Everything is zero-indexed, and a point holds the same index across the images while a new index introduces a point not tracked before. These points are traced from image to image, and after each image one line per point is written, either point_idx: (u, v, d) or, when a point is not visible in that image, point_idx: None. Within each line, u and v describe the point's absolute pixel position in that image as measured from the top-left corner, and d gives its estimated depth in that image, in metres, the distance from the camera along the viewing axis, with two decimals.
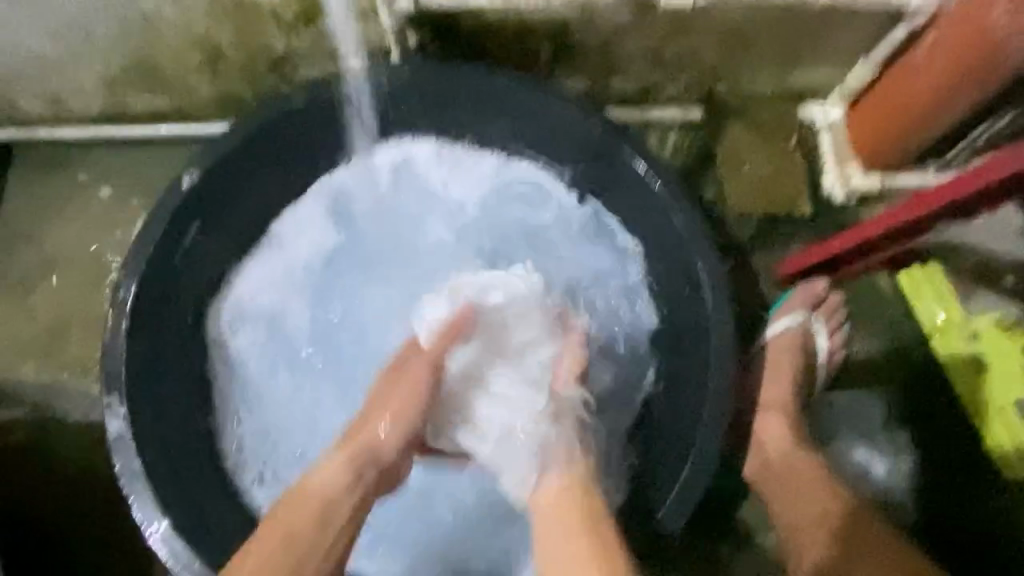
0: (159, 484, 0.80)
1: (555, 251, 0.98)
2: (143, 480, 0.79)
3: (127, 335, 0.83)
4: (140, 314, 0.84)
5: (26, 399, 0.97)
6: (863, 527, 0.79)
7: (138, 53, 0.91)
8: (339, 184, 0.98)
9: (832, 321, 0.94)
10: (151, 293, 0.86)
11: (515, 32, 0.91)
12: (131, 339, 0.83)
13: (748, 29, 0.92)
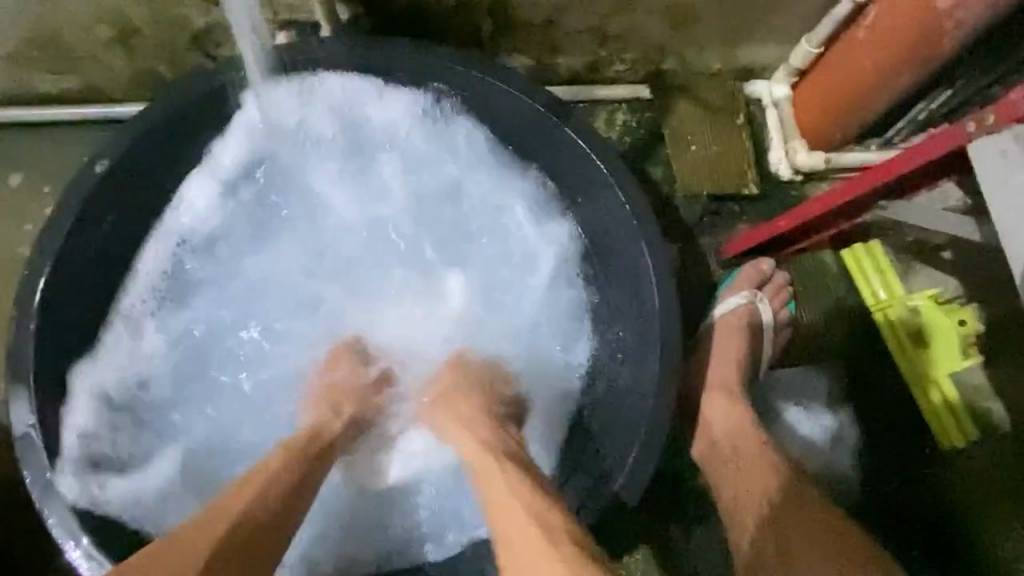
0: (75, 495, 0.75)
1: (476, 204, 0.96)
2: (58, 490, 0.74)
3: (34, 337, 0.76)
4: (51, 308, 0.78)
5: None
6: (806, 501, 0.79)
7: (40, 29, 0.83)
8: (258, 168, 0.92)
9: (777, 298, 0.95)
10: (61, 289, 0.80)
11: (453, 6, 0.87)
12: (39, 341, 0.77)
13: (691, 3, 0.90)
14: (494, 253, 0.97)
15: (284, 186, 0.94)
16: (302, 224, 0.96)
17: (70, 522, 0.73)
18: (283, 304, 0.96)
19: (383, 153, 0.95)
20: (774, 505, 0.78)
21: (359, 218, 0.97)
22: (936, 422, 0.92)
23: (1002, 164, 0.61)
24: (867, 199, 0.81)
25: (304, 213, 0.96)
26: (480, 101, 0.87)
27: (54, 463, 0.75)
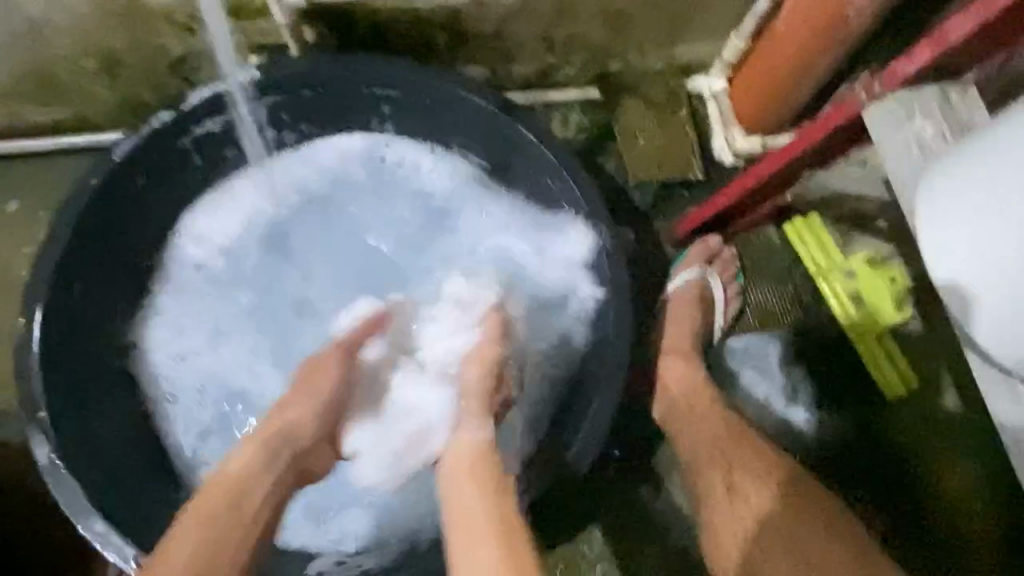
0: (87, 481, 0.82)
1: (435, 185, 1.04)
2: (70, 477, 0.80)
3: (38, 343, 0.83)
4: (52, 318, 0.85)
5: None
6: (749, 446, 0.86)
7: (32, 65, 0.91)
8: (236, 217, 1.01)
9: (727, 272, 1.03)
10: (61, 298, 0.86)
11: (409, 22, 0.95)
12: (43, 346, 0.84)
13: (625, 9, 0.99)
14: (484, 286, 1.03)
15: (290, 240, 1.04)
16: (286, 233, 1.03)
17: (79, 502, 0.79)
18: (295, 337, 1.02)
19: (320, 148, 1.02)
20: (725, 449, 0.86)
21: (359, 257, 1.05)
22: (877, 371, 1.02)
23: (889, 126, 0.69)
24: (794, 170, 0.90)
25: (292, 229, 1.04)
26: (441, 107, 0.94)
27: (64, 456, 0.81)
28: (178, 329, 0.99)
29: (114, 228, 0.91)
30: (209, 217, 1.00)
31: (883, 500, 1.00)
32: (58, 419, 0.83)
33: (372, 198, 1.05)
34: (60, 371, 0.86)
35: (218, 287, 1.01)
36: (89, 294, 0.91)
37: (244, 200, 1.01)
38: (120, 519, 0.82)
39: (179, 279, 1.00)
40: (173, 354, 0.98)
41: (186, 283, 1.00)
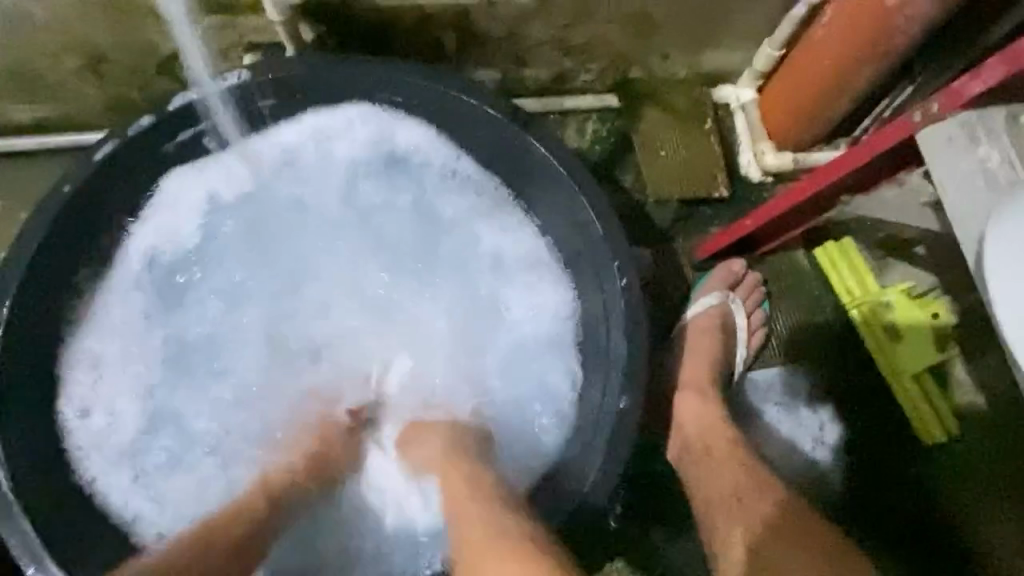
0: (38, 514, 0.76)
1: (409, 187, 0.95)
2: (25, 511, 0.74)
3: None
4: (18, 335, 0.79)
5: None
6: (767, 499, 0.77)
7: (11, 60, 0.85)
8: (186, 221, 0.91)
9: (751, 299, 0.95)
10: (28, 312, 0.80)
11: (414, 22, 0.88)
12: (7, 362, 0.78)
13: (648, 13, 0.92)
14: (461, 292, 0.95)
15: (252, 246, 0.94)
16: (240, 239, 0.94)
17: (29, 538, 0.74)
18: (260, 344, 0.94)
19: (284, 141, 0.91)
20: (744, 497, 0.78)
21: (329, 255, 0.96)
22: (913, 412, 0.93)
23: (944, 153, 0.61)
24: (831, 193, 0.82)
25: (246, 235, 0.94)
26: (445, 114, 0.87)
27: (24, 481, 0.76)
28: (125, 345, 0.89)
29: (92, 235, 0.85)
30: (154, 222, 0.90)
31: (913, 554, 0.92)
32: None
33: (345, 185, 0.95)
34: (26, 389, 0.81)
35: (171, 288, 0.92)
36: (59, 306, 0.85)
37: (193, 202, 0.91)
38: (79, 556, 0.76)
39: (118, 292, 0.89)
40: (108, 375, 0.88)
41: (124, 298, 0.89)
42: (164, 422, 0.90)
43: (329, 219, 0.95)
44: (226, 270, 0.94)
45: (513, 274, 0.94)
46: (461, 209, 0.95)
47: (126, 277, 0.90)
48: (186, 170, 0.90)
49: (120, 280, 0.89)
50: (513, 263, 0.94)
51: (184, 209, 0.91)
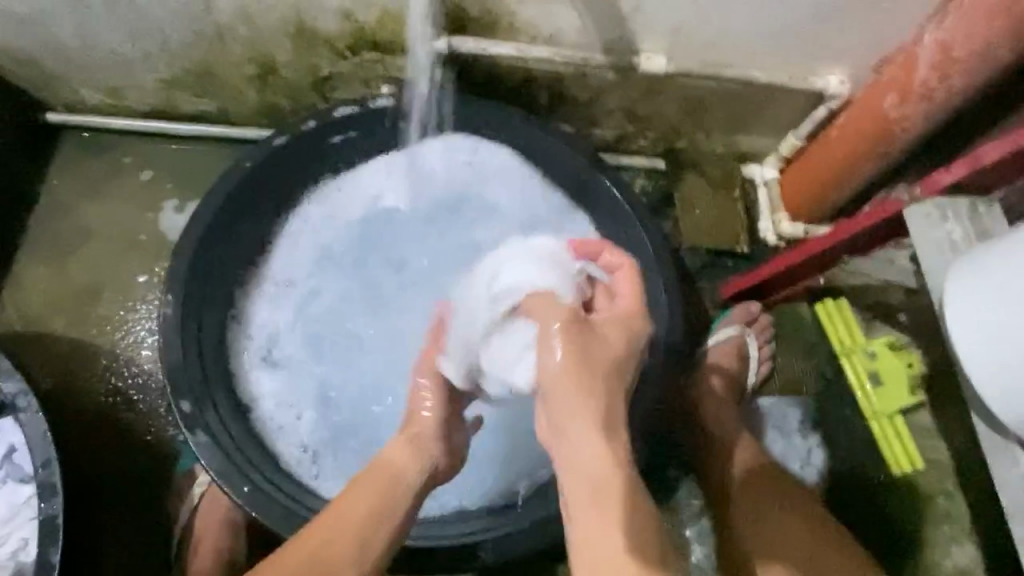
0: (197, 407, 0.89)
1: (510, 201, 1.12)
2: (188, 402, 0.88)
3: (179, 283, 0.93)
4: (193, 280, 0.95)
5: (65, 347, 1.09)
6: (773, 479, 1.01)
7: (201, 63, 1.07)
8: (334, 236, 1.10)
9: (761, 336, 1.15)
10: (204, 247, 0.96)
11: (520, 80, 1.11)
12: (185, 284, 0.94)
13: (704, 97, 1.15)
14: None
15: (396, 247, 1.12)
16: (383, 241, 1.12)
17: (189, 417, 0.88)
18: (398, 323, 1.09)
19: (390, 172, 1.10)
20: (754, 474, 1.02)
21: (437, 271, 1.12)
22: (886, 448, 1.12)
23: (924, 224, 0.83)
24: (837, 253, 1.02)
25: (383, 239, 1.12)
26: (539, 153, 1.08)
27: (180, 384, 0.90)
28: (284, 342, 1.06)
29: (255, 210, 1.03)
30: (299, 245, 1.09)
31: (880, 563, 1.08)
32: (187, 350, 0.92)
33: (453, 197, 1.12)
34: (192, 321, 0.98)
35: (320, 291, 1.09)
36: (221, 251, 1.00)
37: (333, 217, 1.10)
38: (220, 451, 0.87)
39: (266, 303, 1.07)
40: (272, 375, 1.04)
41: (275, 305, 1.07)
42: (323, 400, 1.05)
43: (454, 228, 1.13)
44: (372, 265, 1.11)
45: None
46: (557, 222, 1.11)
47: (282, 291, 1.08)
48: (320, 201, 1.09)
49: (274, 293, 1.07)
50: None
51: (327, 230, 1.10)
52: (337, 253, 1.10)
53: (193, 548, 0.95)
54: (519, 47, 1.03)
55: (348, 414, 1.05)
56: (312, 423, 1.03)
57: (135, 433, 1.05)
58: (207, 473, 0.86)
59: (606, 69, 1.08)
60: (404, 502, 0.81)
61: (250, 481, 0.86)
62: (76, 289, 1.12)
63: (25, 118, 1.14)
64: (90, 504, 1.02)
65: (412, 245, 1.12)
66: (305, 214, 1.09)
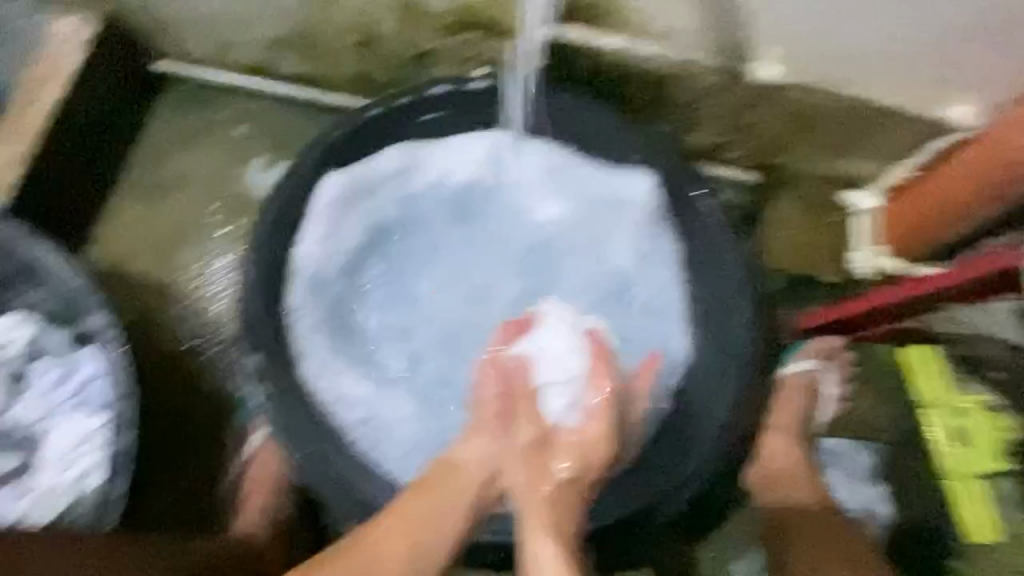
0: (265, 365, 0.91)
1: (580, 202, 1.07)
2: (259, 358, 0.90)
3: (261, 241, 0.94)
4: (275, 241, 0.95)
5: (148, 288, 1.13)
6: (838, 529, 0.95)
7: (306, 26, 1.07)
8: (383, 211, 1.04)
9: (840, 374, 1.12)
10: (286, 209, 0.96)
11: (620, 75, 1.07)
12: (266, 243, 0.95)
13: (814, 113, 1.08)
14: (614, 327, 1.05)
15: (451, 235, 1.09)
16: (434, 224, 1.08)
17: (258, 371, 0.90)
18: (443, 314, 1.07)
19: (458, 150, 1.04)
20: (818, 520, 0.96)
21: (496, 266, 1.09)
22: (960, 515, 0.96)
23: None
24: (935, 299, 0.96)
25: (438, 223, 1.08)
26: (631, 155, 1.03)
27: (251, 341, 0.91)
28: (326, 315, 0.99)
29: None
30: (351, 211, 1.01)
31: None
32: (261, 308, 0.93)
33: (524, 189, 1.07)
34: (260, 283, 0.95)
35: (366, 271, 1.06)
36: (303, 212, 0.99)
37: (390, 183, 1.03)
38: (285, 410, 0.89)
39: (310, 270, 0.97)
40: (315, 348, 0.96)
41: (320, 273, 0.99)
42: (362, 380, 0.99)
43: (514, 222, 1.09)
44: (421, 252, 1.09)
45: (667, 302, 1.04)
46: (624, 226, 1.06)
47: (328, 261, 1.00)
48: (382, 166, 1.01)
49: (321, 256, 0.98)
50: (668, 289, 1.04)
51: (379, 203, 1.04)
52: (387, 230, 1.06)
53: (244, 503, 0.98)
54: (630, 40, 1.00)
55: (385, 396, 1.00)
56: (357, 403, 0.97)
57: (201, 379, 1.08)
58: (274, 432, 0.89)
59: (714, 73, 1.03)
60: (443, 518, 0.77)
61: (314, 446, 0.89)
62: (161, 234, 1.15)
63: (136, 62, 1.18)
64: (153, 442, 1.06)
65: (467, 236, 1.09)
66: (366, 176, 1.00)
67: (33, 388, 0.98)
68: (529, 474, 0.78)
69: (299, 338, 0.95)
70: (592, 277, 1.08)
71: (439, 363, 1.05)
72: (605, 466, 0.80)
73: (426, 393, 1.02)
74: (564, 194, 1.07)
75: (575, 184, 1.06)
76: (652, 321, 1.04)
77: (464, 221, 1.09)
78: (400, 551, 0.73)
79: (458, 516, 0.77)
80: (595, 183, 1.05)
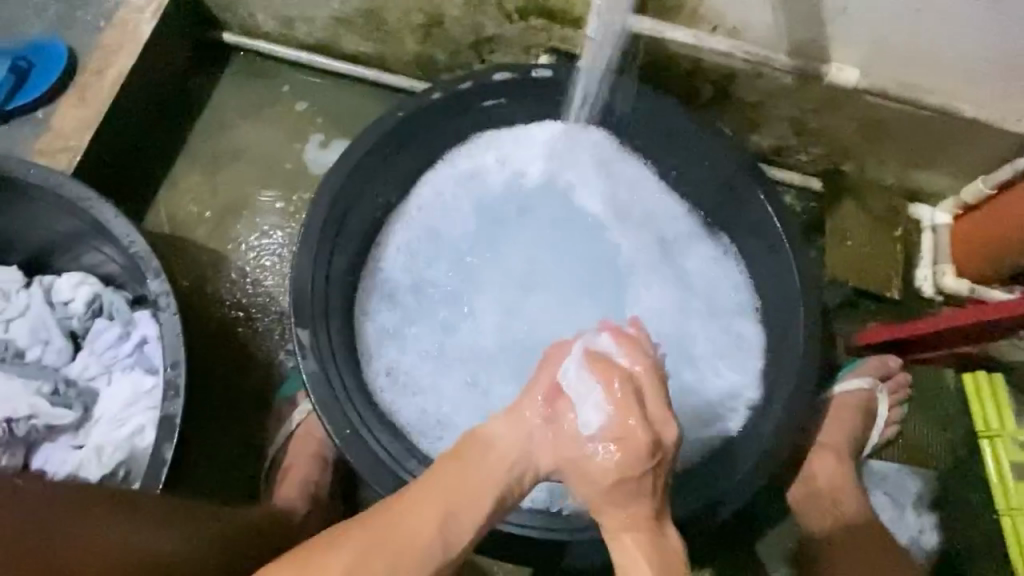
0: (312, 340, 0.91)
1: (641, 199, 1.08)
2: (307, 333, 0.90)
3: (317, 217, 0.94)
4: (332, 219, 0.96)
5: (204, 256, 1.15)
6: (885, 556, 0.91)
7: (373, 6, 1.07)
8: (451, 207, 1.08)
9: (894, 394, 1.05)
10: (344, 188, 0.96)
11: (688, 70, 1.04)
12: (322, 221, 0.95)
13: (890, 121, 1.03)
14: (668, 330, 1.04)
15: (513, 224, 1.09)
16: (498, 215, 1.09)
17: (305, 347, 0.90)
18: (505, 303, 1.06)
19: (522, 149, 1.08)
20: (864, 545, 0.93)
21: (562, 266, 1.08)
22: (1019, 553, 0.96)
23: None
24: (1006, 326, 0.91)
25: (501, 214, 1.09)
26: (696, 152, 1.01)
27: (301, 317, 0.91)
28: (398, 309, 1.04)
29: (402, 157, 1.02)
30: (420, 213, 1.07)
31: None
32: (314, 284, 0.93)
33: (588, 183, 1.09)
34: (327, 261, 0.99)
35: (433, 264, 1.07)
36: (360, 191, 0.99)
37: (458, 180, 1.08)
38: (328, 387, 0.89)
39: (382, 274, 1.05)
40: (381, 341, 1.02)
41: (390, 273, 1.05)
42: (427, 369, 1.02)
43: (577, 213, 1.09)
44: (486, 243, 1.09)
45: (724, 307, 1.05)
46: (685, 229, 1.08)
47: (397, 261, 1.06)
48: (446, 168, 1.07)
49: (390, 258, 1.06)
50: (727, 292, 1.05)
51: (446, 201, 1.08)
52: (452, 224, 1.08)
53: (283, 475, 1.00)
54: (697, 35, 0.96)
55: (447, 384, 1.01)
56: (421, 393, 1.00)
57: (251, 349, 1.11)
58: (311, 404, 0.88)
59: (788, 73, 0.98)
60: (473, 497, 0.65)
61: (353, 425, 0.88)
62: (220, 204, 1.18)
63: (205, 33, 1.20)
64: (201, 406, 1.09)
65: (529, 223, 1.09)
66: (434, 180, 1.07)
67: (92, 344, 1.01)
68: (583, 475, 0.66)
69: (367, 335, 1.02)
70: (660, 284, 1.06)
71: (502, 352, 1.04)
72: (656, 448, 0.65)
73: (488, 383, 1.02)
74: (637, 205, 1.07)
75: (637, 184, 1.08)
76: (709, 325, 1.04)
77: (525, 212, 1.09)
78: (435, 520, 0.64)
79: (488, 483, 0.66)
80: (654, 187, 1.08)
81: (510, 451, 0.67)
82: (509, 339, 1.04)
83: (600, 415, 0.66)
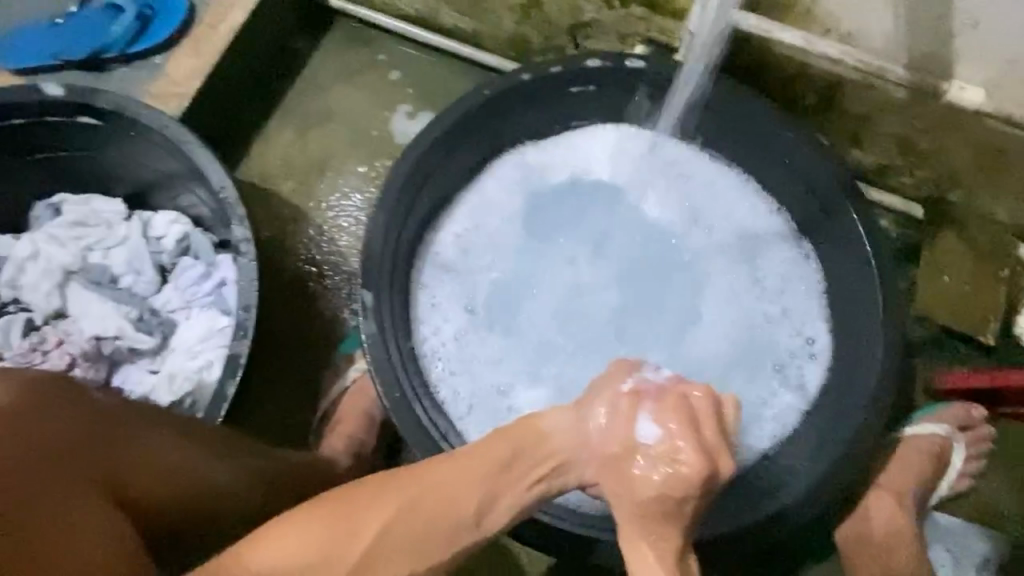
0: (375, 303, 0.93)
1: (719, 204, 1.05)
2: (372, 296, 0.93)
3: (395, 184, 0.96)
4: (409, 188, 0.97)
5: (286, 210, 1.20)
6: None
7: None
8: (523, 191, 1.08)
9: (973, 446, 0.97)
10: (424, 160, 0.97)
11: (791, 74, 0.99)
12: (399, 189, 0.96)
13: (1012, 151, 0.94)
14: (729, 344, 1.01)
15: (586, 214, 1.07)
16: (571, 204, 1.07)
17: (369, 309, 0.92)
18: (566, 293, 1.05)
19: (603, 139, 1.07)
20: None
21: (630, 263, 1.05)
22: None
23: None
24: None
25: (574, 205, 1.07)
26: (789, 162, 0.97)
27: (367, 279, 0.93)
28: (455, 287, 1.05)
29: (484, 135, 1.02)
30: (491, 194, 1.07)
31: None
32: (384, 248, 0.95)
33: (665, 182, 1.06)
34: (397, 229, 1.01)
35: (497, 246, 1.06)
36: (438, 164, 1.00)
37: (535, 166, 1.07)
38: (383, 350, 0.91)
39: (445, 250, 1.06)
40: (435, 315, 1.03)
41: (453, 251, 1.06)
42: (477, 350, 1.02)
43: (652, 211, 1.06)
44: (554, 231, 1.07)
45: (794, 324, 1.00)
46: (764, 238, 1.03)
47: (461, 240, 1.06)
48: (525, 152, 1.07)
49: (456, 236, 1.06)
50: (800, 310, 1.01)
51: (520, 185, 1.08)
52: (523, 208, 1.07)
53: (334, 427, 1.04)
54: (807, 37, 0.91)
55: (495, 366, 1.02)
56: (468, 372, 1.01)
57: (317, 305, 1.15)
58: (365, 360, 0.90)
59: (902, 87, 0.92)
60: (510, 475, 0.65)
61: (402, 390, 0.90)
62: (307, 162, 1.22)
63: None
64: (265, 352, 1.14)
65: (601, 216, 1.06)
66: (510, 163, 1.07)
67: (177, 280, 1.08)
68: (622, 480, 0.64)
69: (420, 305, 1.03)
70: (728, 296, 1.02)
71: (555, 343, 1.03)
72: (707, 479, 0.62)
73: (537, 370, 1.01)
74: (713, 209, 1.05)
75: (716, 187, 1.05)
76: (775, 341, 1.00)
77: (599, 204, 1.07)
78: (478, 495, 0.64)
79: (532, 473, 0.66)
80: (734, 192, 1.05)
81: (557, 435, 0.66)
82: (563, 334, 1.03)
83: (657, 431, 0.63)
